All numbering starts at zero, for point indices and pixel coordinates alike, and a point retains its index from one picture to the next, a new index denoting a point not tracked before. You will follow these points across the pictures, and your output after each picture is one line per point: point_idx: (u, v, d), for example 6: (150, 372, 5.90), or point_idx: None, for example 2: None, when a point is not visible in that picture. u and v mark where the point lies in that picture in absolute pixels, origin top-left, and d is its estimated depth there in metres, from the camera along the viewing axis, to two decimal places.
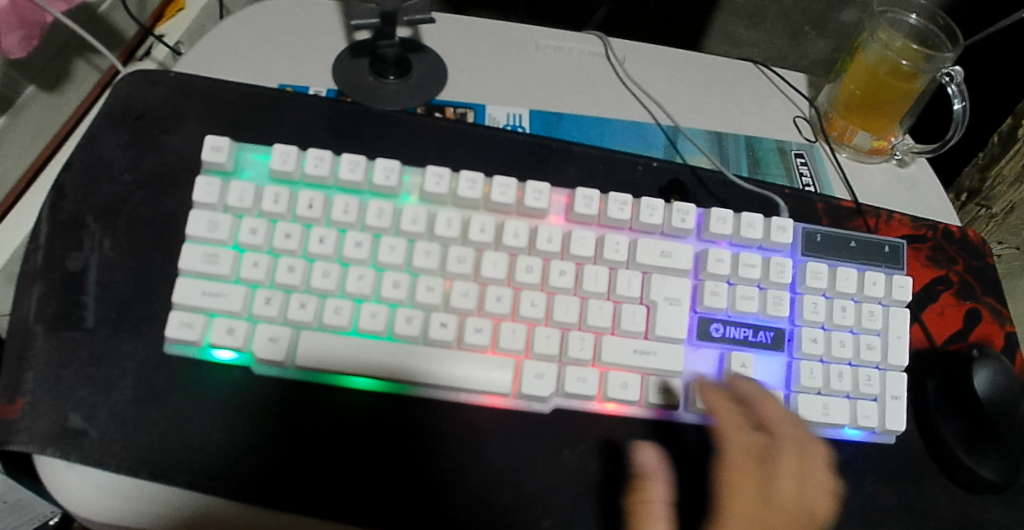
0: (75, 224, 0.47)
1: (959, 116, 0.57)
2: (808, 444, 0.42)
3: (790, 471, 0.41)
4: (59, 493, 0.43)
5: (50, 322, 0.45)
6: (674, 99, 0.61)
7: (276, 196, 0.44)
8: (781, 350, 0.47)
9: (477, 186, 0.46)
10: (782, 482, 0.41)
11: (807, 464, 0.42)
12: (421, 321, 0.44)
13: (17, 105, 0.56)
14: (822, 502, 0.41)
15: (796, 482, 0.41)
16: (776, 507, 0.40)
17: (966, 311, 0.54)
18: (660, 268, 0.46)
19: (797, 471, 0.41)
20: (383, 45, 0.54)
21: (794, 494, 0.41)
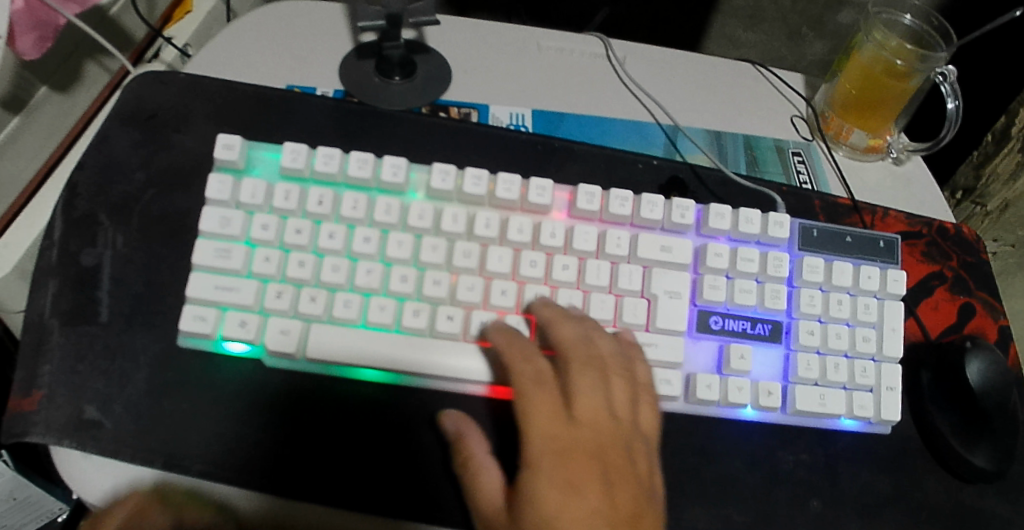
0: (89, 221, 0.48)
1: (952, 115, 0.58)
2: (607, 363, 0.43)
3: (581, 393, 0.42)
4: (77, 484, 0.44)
5: (65, 317, 0.46)
6: (673, 99, 0.62)
7: (286, 193, 0.45)
8: (778, 342, 0.48)
9: (482, 182, 0.47)
10: (593, 401, 0.42)
11: (615, 381, 0.43)
12: (428, 314, 0.45)
13: (29, 106, 0.57)
14: (647, 411, 0.44)
15: (628, 397, 0.43)
16: (610, 423, 0.42)
17: (959, 305, 0.55)
18: (661, 262, 0.47)
19: (598, 389, 0.42)
20: (388, 46, 0.55)
21: (622, 408, 0.43)
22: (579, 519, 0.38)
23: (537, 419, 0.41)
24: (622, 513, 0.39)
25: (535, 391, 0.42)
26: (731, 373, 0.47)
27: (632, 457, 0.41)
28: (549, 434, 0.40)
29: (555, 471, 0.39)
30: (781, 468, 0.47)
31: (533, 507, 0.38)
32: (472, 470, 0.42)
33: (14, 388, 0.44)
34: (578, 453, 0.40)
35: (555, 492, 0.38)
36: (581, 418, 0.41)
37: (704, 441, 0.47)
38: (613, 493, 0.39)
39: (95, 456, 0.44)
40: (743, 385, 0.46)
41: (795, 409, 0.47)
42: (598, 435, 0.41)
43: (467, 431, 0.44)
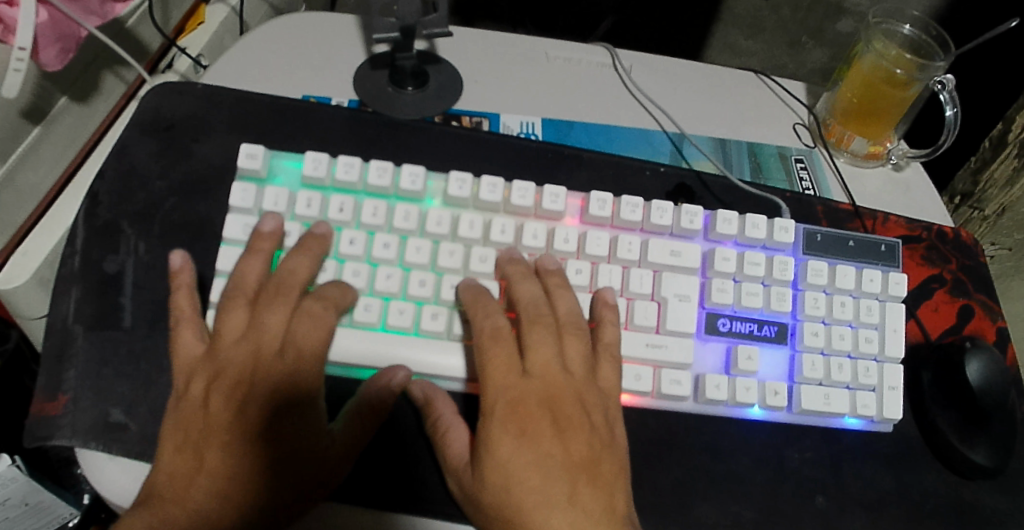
0: (111, 229, 0.49)
1: (951, 122, 0.60)
2: (562, 323, 0.46)
3: (535, 349, 0.44)
4: (105, 486, 0.44)
5: (89, 322, 0.47)
6: (679, 108, 0.64)
7: (308, 200, 0.47)
8: (784, 343, 0.49)
9: (497, 190, 0.48)
10: (546, 357, 0.44)
11: (570, 337, 0.45)
12: (445, 318, 0.46)
13: (50, 116, 0.53)
14: (609, 370, 0.46)
15: (583, 354, 0.45)
16: (562, 375, 0.44)
17: (959, 306, 0.56)
18: (671, 266, 0.49)
19: (552, 346, 0.45)
20: (401, 57, 0.57)
21: (576, 362, 0.45)
22: (528, 462, 0.41)
23: (491, 374, 0.43)
24: (575, 459, 0.42)
25: (492, 347, 0.44)
26: (739, 374, 0.48)
27: (588, 408, 0.44)
28: (502, 386, 0.43)
29: (507, 420, 0.42)
30: (789, 465, 0.49)
31: (487, 455, 0.41)
32: (441, 430, 0.44)
33: (39, 392, 0.45)
34: (530, 403, 0.43)
35: (508, 441, 0.42)
36: (534, 371, 0.44)
37: (712, 440, 0.48)
38: (566, 440, 0.42)
39: (127, 459, 0.44)
40: (750, 385, 0.48)
41: (801, 408, 0.48)
42: (550, 388, 0.44)
43: (437, 397, 0.45)
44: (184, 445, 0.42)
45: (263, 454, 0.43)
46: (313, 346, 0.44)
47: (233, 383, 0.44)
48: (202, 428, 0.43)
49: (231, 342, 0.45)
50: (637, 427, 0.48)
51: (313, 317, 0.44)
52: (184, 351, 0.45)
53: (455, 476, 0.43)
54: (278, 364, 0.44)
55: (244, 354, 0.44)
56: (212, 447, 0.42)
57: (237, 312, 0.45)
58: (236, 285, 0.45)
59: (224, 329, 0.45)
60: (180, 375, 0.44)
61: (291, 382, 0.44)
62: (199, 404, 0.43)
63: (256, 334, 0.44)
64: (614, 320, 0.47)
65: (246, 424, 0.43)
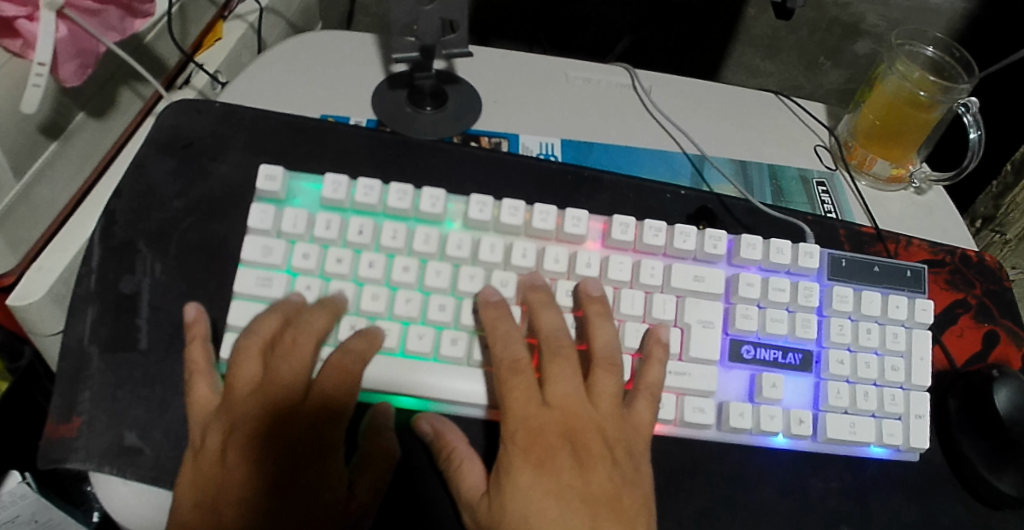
0: (127, 248, 0.49)
1: (975, 145, 0.59)
2: (595, 361, 0.45)
3: (557, 380, 0.43)
4: (136, 518, 0.44)
5: (105, 344, 0.46)
6: (698, 129, 0.63)
7: (327, 222, 0.47)
8: (809, 371, 0.48)
9: (518, 213, 0.48)
10: (569, 389, 0.43)
11: (597, 372, 0.44)
12: (465, 343, 0.46)
13: (67, 132, 0.52)
14: (644, 409, 0.45)
15: (614, 390, 0.44)
16: (584, 409, 0.43)
17: (983, 333, 0.55)
18: (694, 292, 0.48)
19: (574, 379, 0.44)
20: (420, 77, 0.56)
21: (603, 397, 0.44)
22: (548, 493, 0.40)
23: (514, 403, 0.42)
24: (594, 492, 0.41)
25: (516, 378, 0.43)
26: (763, 402, 0.47)
27: (610, 443, 0.43)
28: (522, 416, 0.42)
29: (528, 450, 0.41)
30: (813, 495, 0.48)
31: (506, 484, 0.41)
32: (456, 463, 0.44)
33: (54, 414, 0.44)
34: (550, 434, 0.42)
35: (527, 470, 0.41)
36: (554, 401, 0.43)
37: (735, 468, 0.48)
38: (585, 473, 0.41)
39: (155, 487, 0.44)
40: (775, 413, 0.47)
41: (826, 437, 0.47)
42: (571, 419, 0.42)
43: (447, 430, 0.45)
44: (201, 500, 0.41)
45: (280, 512, 0.42)
46: (343, 398, 0.43)
47: (253, 439, 0.42)
48: (220, 481, 0.42)
49: (244, 396, 0.43)
50: (659, 456, 0.47)
51: (339, 370, 0.43)
52: (199, 400, 0.44)
53: (470, 510, 0.43)
54: (302, 416, 0.43)
55: (264, 406, 0.42)
56: (229, 504, 0.41)
57: (252, 359, 0.43)
58: (247, 335, 0.44)
59: (234, 383, 0.43)
60: (197, 427, 0.43)
61: (316, 434, 0.43)
62: (215, 460, 0.42)
63: (274, 385, 0.43)
64: (662, 359, 0.46)
65: (264, 478, 0.42)
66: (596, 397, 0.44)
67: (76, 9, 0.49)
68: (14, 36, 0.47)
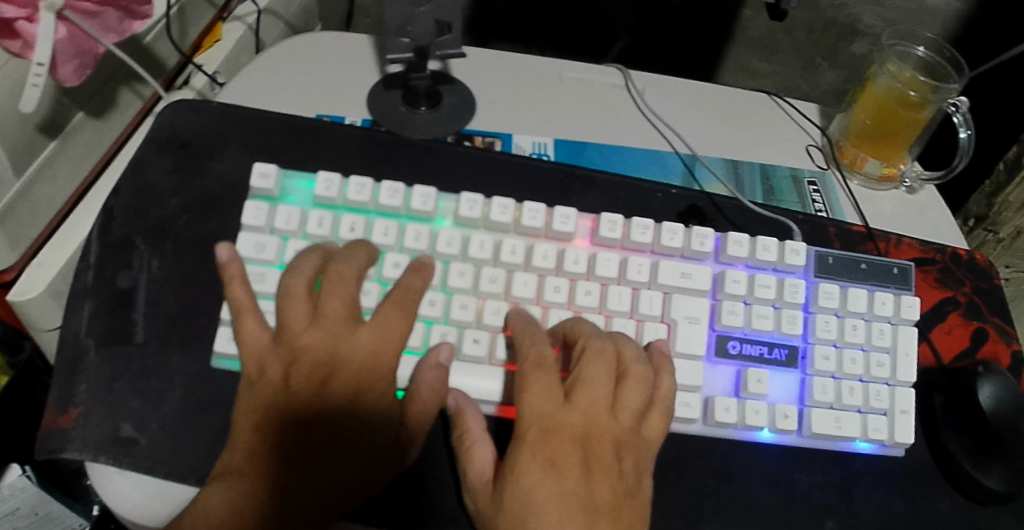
0: (125, 245, 0.50)
1: (965, 144, 0.59)
2: (629, 370, 0.44)
3: (587, 385, 0.43)
4: (155, 518, 0.45)
5: (102, 337, 0.47)
6: (691, 129, 0.64)
7: (320, 219, 0.47)
8: (795, 367, 0.49)
9: (508, 211, 0.49)
10: (594, 394, 0.43)
11: (628, 382, 0.44)
12: (455, 338, 0.47)
13: (66, 131, 0.53)
14: (656, 422, 0.44)
15: (638, 404, 0.44)
16: (606, 418, 0.43)
17: (973, 330, 0.56)
18: (681, 288, 0.49)
19: (604, 385, 0.44)
20: (415, 78, 0.57)
21: (626, 410, 0.43)
22: (551, 495, 0.40)
23: (532, 400, 0.43)
24: (596, 502, 0.40)
25: (539, 374, 0.43)
26: (749, 397, 0.48)
27: (620, 455, 0.42)
28: (540, 413, 0.42)
29: (539, 447, 0.41)
30: (799, 489, 0.48)
31: (512, 478, 0.41)
32: (465, 445, 0.44)
33: (51, 405, 0.45)
34: (564, 436, 0.42)
35: (535, 469, 0.41)
36: (577, 403, 0.43)
37: (722, 462, 0.48)
38: (591, 481, 0.41)
39: (174, 483, 0.45)
40: (760, 408, 0.47)
41: (811, 432, 0.48)
42: (590, 425, 0.42)
43: (467, 409, 0.45)
44: (260, 424, 0.43)
45: (334, 438, 0.43)
46: (400, 332, 0.45)
47: (314, 366, 0.44)
48: (281, 405, 0.43)
49: (302, 329, 0.45)
50: None
51: (397, 309, 0.45)
52: (249, 338, 0.45)
53: (472, 493, 0.43)
54: (358, 347, 0.44)
55: (323, 339, 0.44)
56: (283, 425, 0.43)
57: (305, 298, 0.45)
58: (292, 273, 0.45)
59: (289, 317, 0.45)
60: (252, 362, 0.44)
61: (372, 366, 0.44)
62: (278, 386, 0.44)
63: (329, 320, 0.44)
64: (669, 370, 0.46)
65: (317, 411, 0.43)
66: (620, 406, 0.44)
67: (75, 10, 0.50)
68: (14, 37, 0.48)
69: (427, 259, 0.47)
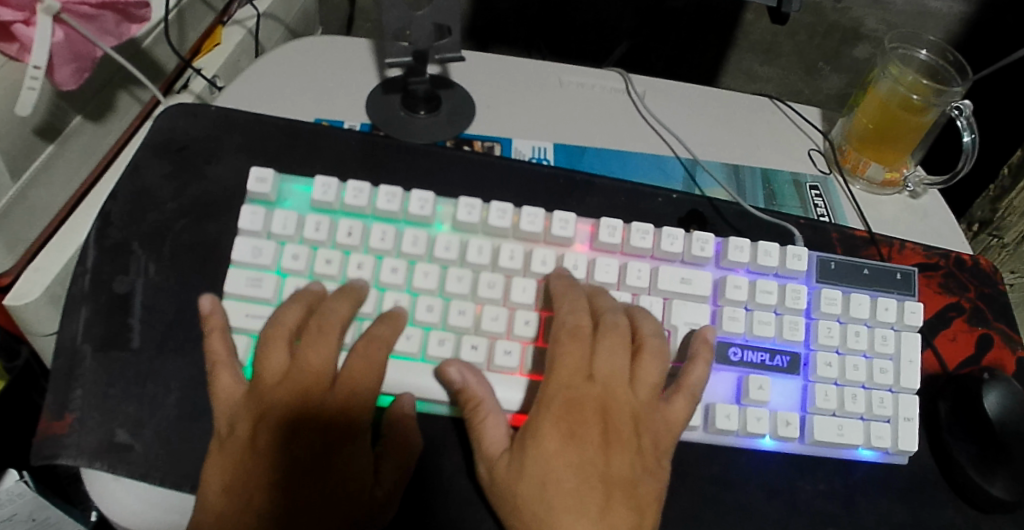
0: (122, 249, 0.49)
1: (969, 148, 0.59)
2: (644, 344, 0.45)
3: (611, 358, 0.44)
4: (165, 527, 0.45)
5: (98, 342, 0.47)
6: (692, 133, 0.64)
7: (317, 224, 0.47)
8: (797, 374, 0.48)
9: (506, 215, 0.48)
10: (615, 367, 0.44)
11: (646, 357, 0.44)
12: (452, 343, 0.46)
13: (64, 135, 0.53)
14: (680, 406, 0.44)
15: (657, 380, 0.44)
16: (626, 392, 0.43)
17: (977, 336, 0.55)
18: (681, 294, 0.48)
19: (624, 359, 0.44)
20: (413, 82, 0.56)
21: (645, 384, 0.44)
22: (569, 462, 0.41)
23: (559, 369, 0.43)
24: (614, 475, 0.41)
25: (569, 342, 0.44)
26: (750, 404, 0.47)
27: (639, 431, 0.43)
28: (564, 383, 0.43)
29: (561, 417, 0.42)
30: (800, 498, 0.48)
31: (533, 445, 0.41)
32: (480, 415, 0.44)
33: (46, 411, 0.45)
34: (587, 408, 0.42)
35: (555, 436, 0.41)
36: (599, 377, 0.43)
37: (723, 470, 0.48)
38: (610, 453, 0.41)
39: (170, 490, 0.45)
40: (762, 415, 0.47)
41: (814, 440, 0.47)
42: (612, 398, 0.43)
43: (475, 383, 0.44)
44: (231, 482, 0.42)
45: (308, 493, 0.42)
46: (371, 382, 0.44)
47: (284, 420, 0.43)
48: (250, 465, 0.42)
49: (274, 382, 0.43)
50: None
51: (366, 359, 0.44)
52: (223, 392, 0.44)
53: (487, 464, 0.43)
54: (329, 400, 0.43)
55: (291, 393, 0.43)
56: (259, 486, 0.42)
57: (279, 350, 0.44)
58: (273, 324, 0.44)
59: (265, 369, 0.43)
60: (222, 417, 0.44)
61: (345, 419, 0.43)
62: (245, 443, 0.43)
63: (300, 373, 0.43)
64: (707, 360, 0.46)
65: (289, 466, 0.43)
66: (639, 385, 0.44)
67: (73, 14, 0.49)
68: (11, 40, 0.48)
69: (396, 308, 0.46)
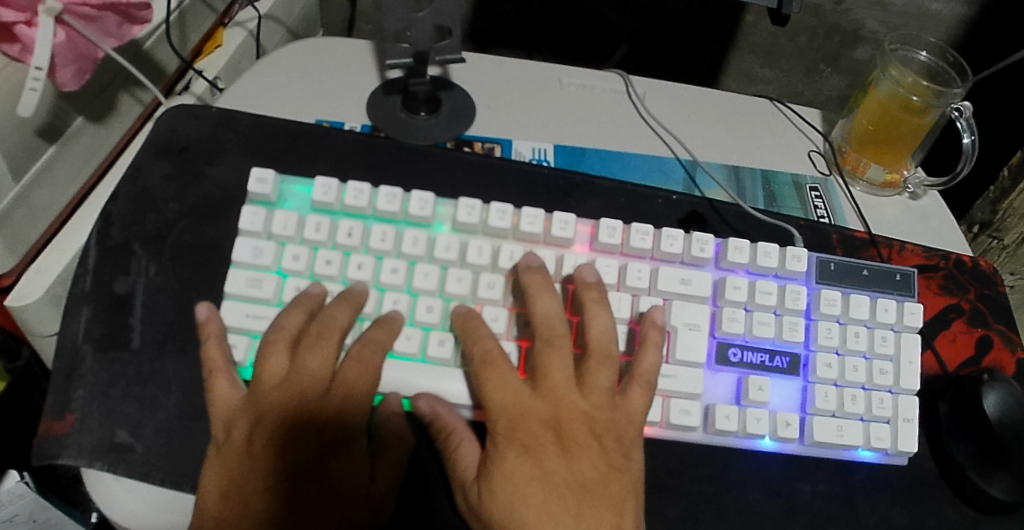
0: (123, 250, 0.49)
1: (968, 150, 0.59)
2: (591, 351, 0.45)
3: (547, 370, 0.44)
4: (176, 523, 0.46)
5: (99, 343, 0.47)
6: (692, 135, 0.64)
7: (317, 225, 0.47)
8: (797, 374, 0.49)
9: (506, 216, 0.48)
10: (555, 379, 0.44)
11: (591, 363, 0.45)
12: (452, 344, 0.46)
13: (65, 136, 0.53)
14: (638, 397, 0.45)
15: (609, 382, 0.45)
16: (573, 398, 0.44)
17: (977, 337, 0.55)
18: (682, 294, 0.49)
19: (565, 366, 0.44)
20: (414, 83, 0.56)
21: (595, 388, 0.44)
22: (533, 480, 0.41)
23: (492, 393, 0.43)
24: (582, 479, 0.42)
25: (489, 369, 0.44)
26: (750, 405, 0.47)
27: (597, 432, 0.43)
28: (503, 405, 0.43)
29: (511, 438, 0.42)
30: (800, 499, 0.48)
31: (493, 471, 0.42)
32: (452, 444, 0.44)
33: (47, 411, 0.45)
34: (533, 424, 0.42)
35: (511, 457, 0.42)
36: (541, 391, 0.43)
37: (723, 470, 0.48)
38: (572, 460, 0.42)
39: (170, 490, 0.45)
40: (761, 416, 0.47)
41: (813, 440, 0.47)
42: (558, 408, 0.43)
43: (446, 413, 0.45)
44: (228, 488, 0.42)
45: (306, 496, 0.43)
46: (365, 387, 0.45)
47: (281, 424, 0.43)
48: (249, 468, 0.43)
49: (271, 386, 0.44)
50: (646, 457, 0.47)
51: (360, 363, 0.44)
52: (221, 398, 0.44)
53: (463, 490, 0.43)
54: (326, 405, 0.44)
55: (288, 397, 0.43)
56: (255, 491, 0.42)
57: (278, 354, 0.44)
58: (276, 328, 0.45)
59: (264, 372, 0.44)
60: (220, 423, 0.44)
61: (340, 422, 0.44)
62: (241, 448, 0.43)
63: (297, 377, 0.44)
64: (658, 342, 0.46)
65: (286, 469, 0.43)
66: (586, 390, 0.44)
67: (75, 15, 0.49)
68: (12, 42, 0.48)
69: (394, 313, 0.46)
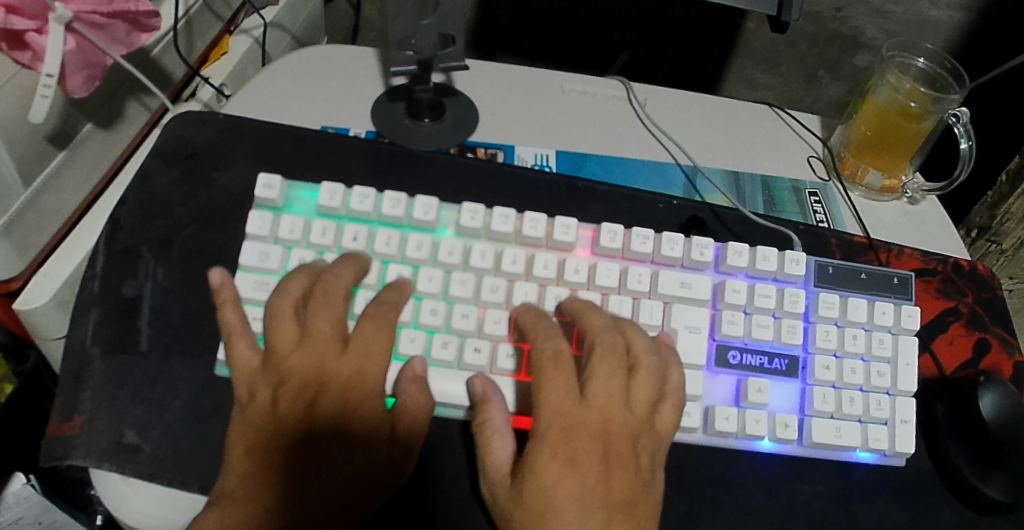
0: (131, 254, 0.50)
1: (965, 155, 0.60)
2: (641, 361, 0.45)
3: (602, 381, 0.44)
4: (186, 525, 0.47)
5: (107, 346, 0.48)
6: (693, 140, 0.64)
7: (323, 229, 0.48)
8: (795, 377, 0.49)
9: (509, 221, 0.49)
10: (611, 391, 0.44)
11: (639, 375, 0.45)
12: (455, 346, 0.47)
13: (75, 142, 0.54)
14: (668, 415, 0.45)
15: (650, 392, 0.45)
16: (622, 412, 0.44)
17: (975, 340, 0.56)
18: (681, 298, 0.49)
19: (619, 380, 0.44)
20: (417, 90, 0.57)
21: (639, 401, 0.44)
22: (571, 493, 0.41)
23: (550, 398, 0.43)
24: (615, 498, 0.41)
25: (556, 370, 0.44)
26: (749, 406, 0.48)
27: (637, 450, 0.43)
28: (558, 412, 0.43)
29: (558, 447, 0.42)
30: (799, 499, 0.48)
31: (531, 478, 0.41)
32: (486, 433, 0.44)
33: (56, 413, 0.46)
34: (583, 434, 0.42)
35: (554, 467, 0.41)
36: (594, 403, 0.43)
37: (723, 471, 0.48)
38: (610, 477, 0.42)
39: (176, 490, 0.45)
40: (760, 417, 0.47)
41: (812, 442, 0.48)
42: (607, 422, 0.43)
43: (492, 397, 0.45)
44: (252, 447, 0.43)
45: (323, 456, 0.43)
46: (382, 344, 0.45)
47: (300, 387, 0.44)
48: (269, 429, 0.43)
49: (288, 350, 0.45)
50: None
51: (376, 322, 0.45)
52: (240, 362, 0.45)
53: (489, 484, 0.44)
54: (343, 366, 0.44)
55: (305, 358, 0.44)
56: (267, 447, 0.43)
57: (288, 318, 0.45)
58: (280, 293, 0.46)
59: (275, 336, 0.45)
60: (242, 386, 0.45)
61: (359, 381, 0.44)
62: (265, 409, 0.44)
63: (314, 338, 0.44)
64: (677, 365, 0.47)
65: (306, 430, 0.43)
66: (632, 401, 0.44)
67: (84, 22, 0.50)
68: (24, 49, 0.48)
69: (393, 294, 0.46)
